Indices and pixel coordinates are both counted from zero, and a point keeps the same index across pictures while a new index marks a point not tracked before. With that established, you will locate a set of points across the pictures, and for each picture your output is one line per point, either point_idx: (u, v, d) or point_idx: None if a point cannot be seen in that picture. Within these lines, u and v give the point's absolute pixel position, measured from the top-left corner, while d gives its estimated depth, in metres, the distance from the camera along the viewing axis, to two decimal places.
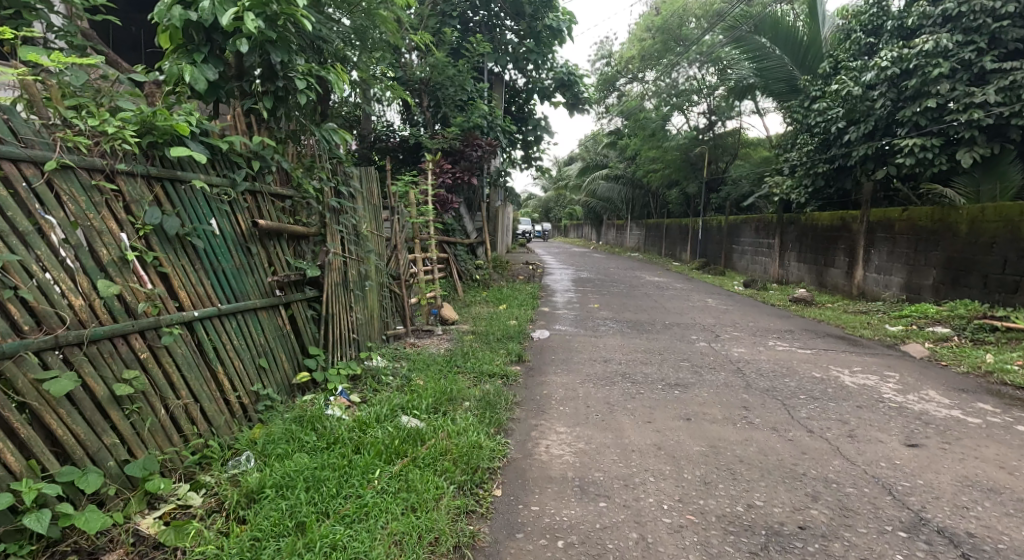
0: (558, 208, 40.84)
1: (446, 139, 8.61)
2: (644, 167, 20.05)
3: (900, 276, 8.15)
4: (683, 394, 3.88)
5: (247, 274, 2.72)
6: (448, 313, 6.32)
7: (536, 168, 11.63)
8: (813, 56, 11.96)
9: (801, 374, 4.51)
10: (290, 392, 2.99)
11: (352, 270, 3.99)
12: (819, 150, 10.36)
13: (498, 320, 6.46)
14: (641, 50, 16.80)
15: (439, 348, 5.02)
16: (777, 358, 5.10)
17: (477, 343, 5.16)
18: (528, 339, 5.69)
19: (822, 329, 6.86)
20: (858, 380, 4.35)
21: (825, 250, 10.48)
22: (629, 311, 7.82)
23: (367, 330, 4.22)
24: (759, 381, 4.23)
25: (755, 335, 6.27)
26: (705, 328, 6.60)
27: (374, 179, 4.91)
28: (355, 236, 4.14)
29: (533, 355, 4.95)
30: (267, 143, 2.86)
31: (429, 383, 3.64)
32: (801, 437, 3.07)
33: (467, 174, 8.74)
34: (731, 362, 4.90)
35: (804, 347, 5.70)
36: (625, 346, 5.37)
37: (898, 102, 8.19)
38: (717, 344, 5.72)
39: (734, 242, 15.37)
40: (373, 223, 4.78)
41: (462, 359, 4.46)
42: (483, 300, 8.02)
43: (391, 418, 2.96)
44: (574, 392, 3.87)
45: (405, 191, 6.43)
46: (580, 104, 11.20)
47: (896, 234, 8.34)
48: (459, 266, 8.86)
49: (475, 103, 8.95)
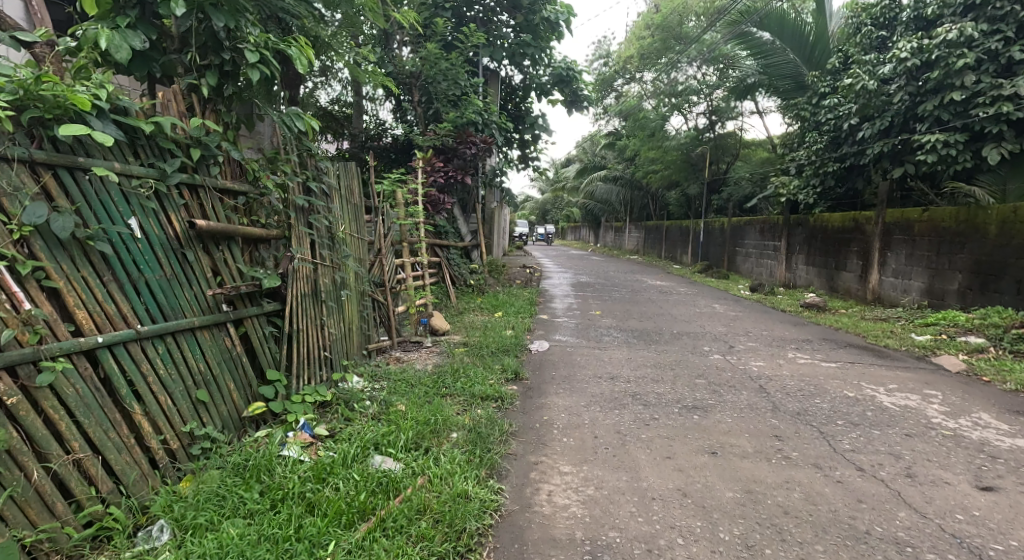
0: (556, 210, 40.37)
1: (438, 136, 8.13)
2: (643, 168, 19.60)
3: (920, 281, 7.70)
4: (704, 420, 3.39)
5: (182, 287, 2.21)
6: (439, 323, 5.87)
7: (533, 168, 11.17)
8: (821, 53, 11.48)
9: (832, 393, 4.03)
10: (240, 428, 2.50)
11: (324, 277, 3.49)
12: (829, 148, 9.90)
13: (493, 330, 5.96)
14: (639, 49, 16.21)
15: (428, 364, 4.52)
16: (801, 374, 4.61)
17: (470, 358, 4.67)
18: (526, 351, 5.20)
19: (841, 338, 6.39)
20: (898, 401, 3.87)
21: (836, 252, 10.02)
22: (633, 318, 7.34)
23: (343, 346, 3.72)
24: (788, 403, 3.74)
25: (772, 346, 5.78)
26: (716, 338, 6.11)
27: (355, 176, 4.43)
28: (329, 239, 3.64)
29: (532, 371, 4.46)
30: (210, 128, 2.36)
31: (413, 410, 3.15)
32: (852, 478, 2.58)
33: (461, 172, 8.26)
34: (752, 378, 4.41)
35: (827, 360, 5.22)
36: (633, 360, 4.88)
37: (916, 97, 7.77)
38: (732, 356, 5.24)
39: (738, 244, 14.89)
40: (352, 224, 4.29)
41: (452, 378, 3.96)
42: (477, 307, 7.54)
43: (362, 459, 2.48)
44: (578, 418, 3.38)
45: (392, 190, 5.94)
46: (579, 101, 10.73)
47: (915, 236, 7.89)
48: (452, 271, 8.38)
49: (468, 98, 8.48)
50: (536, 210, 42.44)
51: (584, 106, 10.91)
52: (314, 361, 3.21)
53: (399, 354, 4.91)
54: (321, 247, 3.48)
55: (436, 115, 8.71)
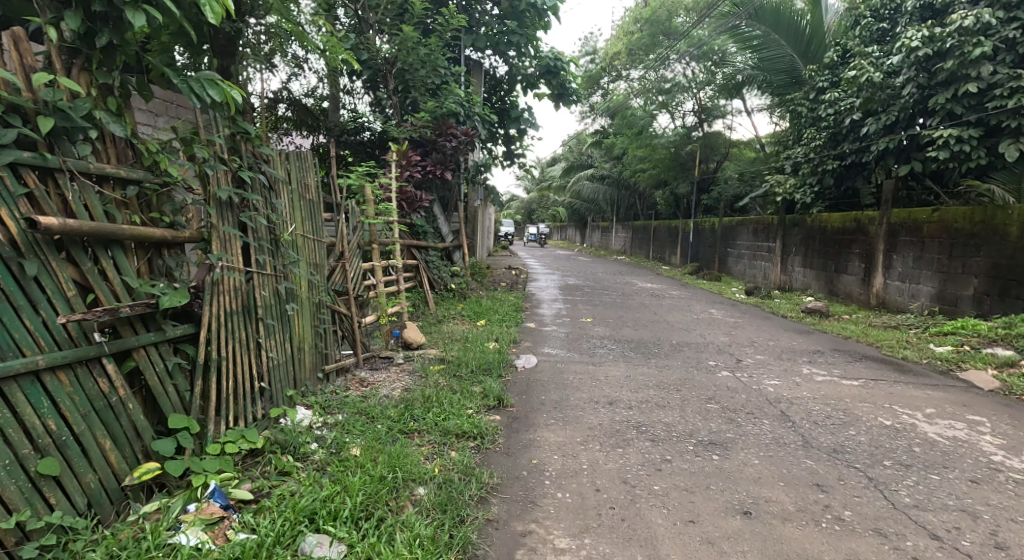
0: (541, 211, 39.68)
1: (415, 127, 7.48)
2: (631, 167, 19.10)
3: (930, 285, 7.25)
4: (726, 462, 2.81)
5: (15, 310, 1.64)
6: (412, 336, 5.19)
7: (519, 164, 10.57)
8: (817, 48, 10.99)
9: (867, 421, 3.46)
10: (122, 500, 1.88)
11: (263, 290, 2.84)
12: (828, 145, 9.45)
13: (474, 343, 5.33)
14: (627, 44, 15.71)
15: (395, 387, 3.87)
16: (824, 395, 4.06)
17: (446, 379, 4.03)
18: (511, 369, 4.56)
19: (854, 349, 5.88)
20: (942, 431, 3.32)
21: (836, 254, 9.56)
22: (628, 326, 6.78)
23: (287, 373, 3.05)
24: (820, 437, 3.18)
25: (783, 361, 5.23)
26: (720, 350, 5.55)
27: (312, 166, 3.81)
28: (272, 243, 3.00)
29: (517, 395, 3.84)
30: (66, 88, 1.73)
31: (371, 459, 2.51)
32: (930, 553, 2.03)
33: (440, 166, 7.62)
34: (770, 402, 3.84)
35: (847, 377, 4.67)
36: (631, 380, 4.30)
37: (926, 89, 7.27)
38: (742, 373, 4.67)
39: (729, 245, 14.45)
40: (305, 223, 3.62)
41: (421, 408, 3.32)
42: (458, 314, 6.91)
43: (288, 543, 1.85)
44: (574, 462, 2.78)
45: (359, 185, 5.29)
46: (566, 94, 10.16)
47: (923, 238, 7.44)
48: (431, 275, 7.73)
49: (448, 87, 7.85)
50: (521, 211, 41.71)
51: (572, 101, 10.34)
52: (248, 395, 2.55)
53: (362, 374, 4.25)
54: (259, 251, 2.84)
55: (412, 104, 8.17)
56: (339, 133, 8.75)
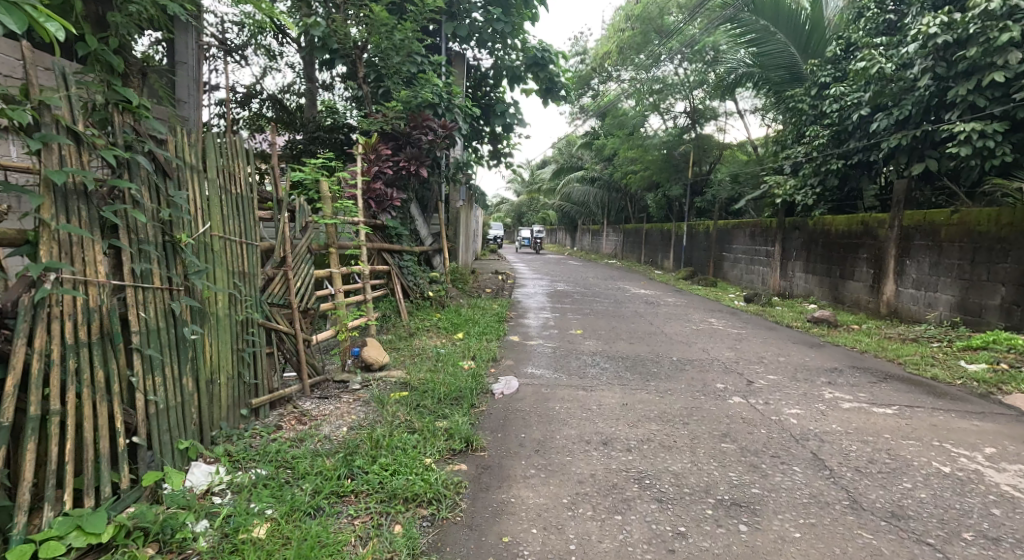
0: (531, 214, 38.92)
1: (387, 118, 6.78)
2: (623, 169, 18.51)
3: (950, 293, 6.67)
4: (758, 537, 2.15)
5: None
6: (374, 354, 4.43)
7: (506, 164, 10.00)
8: (817, 43, 10.38)
9: (922, 467, 2.82)
10: None
11: (146, 309, 2.14)
12: (832, 143, 8.89)
13: (445, 362, 4.62)
14: (617, 43, 15.17)
15: (341, 425, 3.16)
16: (858, 428, 3.40)
17: (405, 413, 3.32)
18: (486, 396, 3.87)
19: (874, 366, 5.25)
20: (1017, 482, 2.67)
21: (841, 259, 8.97)
22: (621, 339, 6.10)
23: (184, 418, 2.32)
24: (871, 493, 2.52)
25: (799, 382, 4.59)
26: (727, 370, 4.89)
27: (239, 153, 3.13)
28: (166, 246, 2.31)
29: (491, 434, 3.15)
30: None
31: (273, 555, 1.82)
32: None
33: (415, 162, 6.81)
34: (797, 440, 3.18)
35: (877, 403, 4.02)
36: (628, 411, 3.62)
37: (944, 81, 6.75)
38: (755, 399, 4.01)
39: (725, 249, 13.87)
40: (224, 221, 2.91)
41: (363, 457, 2.60)
42: (433, 326, 6.21)
43: None
44: (558, 540, 2.10)
45: (313, 179, 4.58)
46: (554, 89, 9.48)
47: (941, 242, 6.86)
48: (405, 282, 7.01)
49: (425, 76, 7.18)
50: (511, 214, 40.88)
51: (560, 96, 9.66)
52: (101, 460, 1.84)
53: (306, 406, 3.53)
54: (140, 257, 2.14)
55: (386, 94, 7.49)
56: (320, 132, 8.17)
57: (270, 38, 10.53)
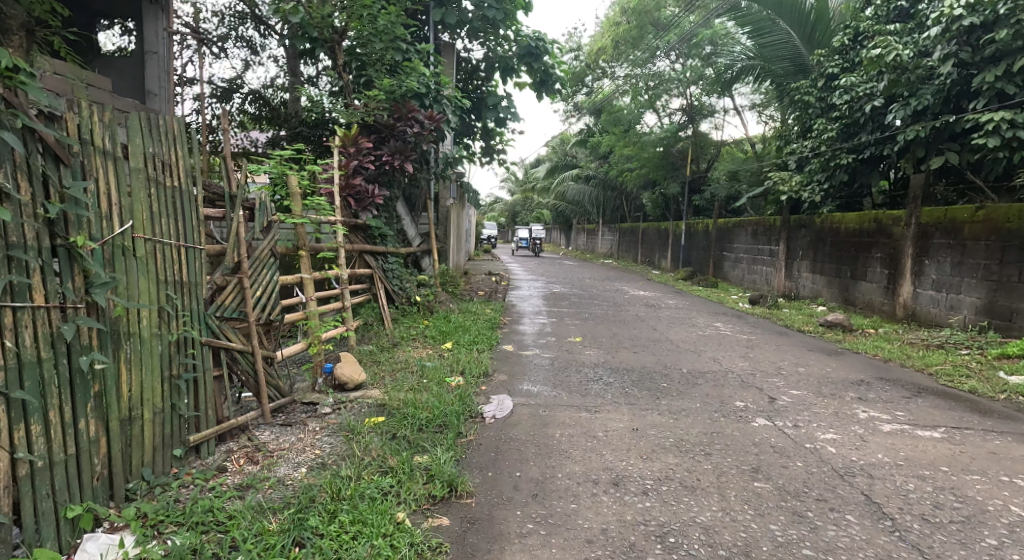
0: (526, 214, 38.37)
1: (368, 108, 6.24)
2: (619, 167, 18.03)
3: (975, 295, 6.23)
4: None
5: None
6: (348, 372, 3.89)
7: (499, 161, 9.51)
8: (822, 34, 9.77)
9: (1001, 514, 2.33)
10: None
11: (18, 339, 1.68)
12: (841, 138, 8.46)
13: (429, 379, 4.10)
14: (612, 37, 14.67)
15: (301, 463, 2.63)
16: (908, 459, 2.92)
17: (378, 448, 2.79)
18: (475, 422, 3.36)
19: (903, 378, 4.77)
20: None
21: (852, 258, 8.52)
22: (625, 348, 5.60)
23: (81, 472, 1.87)
24: (950, 555, 2.04)
25: (827, 398, 4.10)
26: (744, 384, 4.41)
27: (175, 137, 2.63)
28: (57, 252, 1.83)
29: (479, 474, 2.65)
30: None
31: None
32: None
33: (399, 156, 6.29)
34: (842, 477, 2.70)
35: (921, 425, 3.53)
36: (640, 439, 3.12)
37: (967, 67, 6.29)
38: (783, 422, 3.52)
39: (725, 249, 13.41)
40: (152, 220, 2.40)
41: (318, 514, 2.10)
42: (419, 335, 5.70)
43: None
44: None
45: (281, 173, 4.05)
46: (550, 82, 8.95)
47: (963, 240, 6.41)
48: (389, 286, 6.49)
49: (410, 63, 6.66)
50: (505, 213, 40.31)
51: (555, 89, 9.14)
52: None
53: (264, 437, 2.99)
54: (10, 267, 1.69)
55: (367, 84, 6.95)
56: (302, 128, 7.81)
57: (250, 29, 9.99)
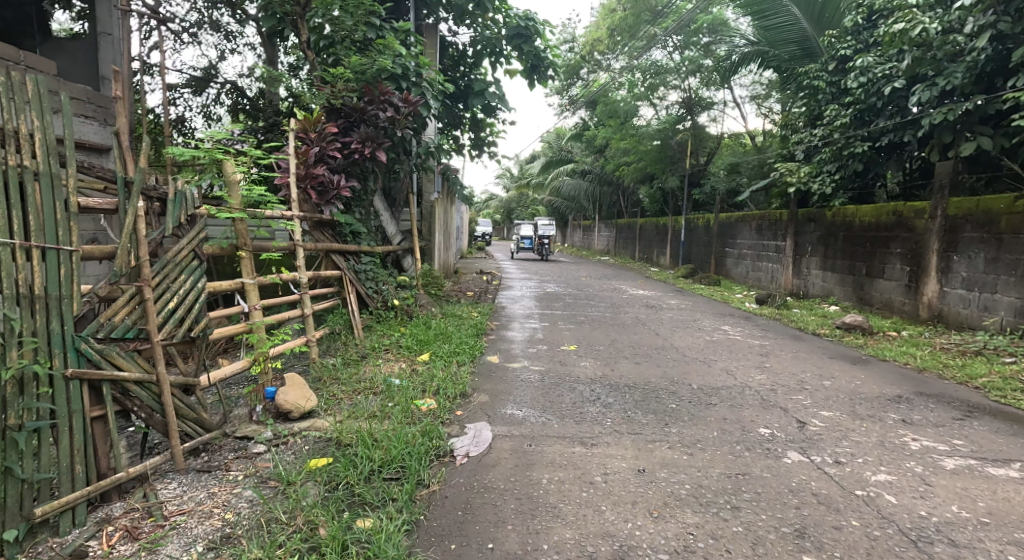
0: (521, 210, 37.71)
1: (335, 90, 5.55)
2: (615, 162, 17.35)
3: (1015, 294, 5.62)
4: None
5: None
6: (292, 397, 3.19)
7: (489, 155, 8.82)
8: (832, 14, 8.81)
9: None
10: None
11: None
12: (857, 124, 7.79)
13: (394, 402, 3.42)
14: (607, 26, 13.98)
15: (192, 541, 2.00)
16: (993, 515, 2.28)
17: (313, 509, 2.13)
18: (443, 463, 2.69)
19: (947, 394, 4.12)
20: None
21: (869, 253, 7.86)
22: (624, 359, 4.94)
23: None
24: None
25: (865, 422, 3.44)
26: (765, 404, 3.75)
27: (28, 99, 1.96)
28: None
29: (442, 548, 2.00)
30: None
31: None
32: None
33: (370, 143, 5.58)
34: (915, 546, 2.07)
35: (990, 458, 2.89)
36: (647, 488, 2.46)
37: (1004, 41, 5.68)
38: (820, 456, 2.88)
39: (728, 245, 12.75)
40: None
41: None
42: (392, 344, 5.03)
43: None
44: None
45: (214, 158, 3.36)
46: (541, 65, 8.21)
47: (998, 234, 5.80)
48: (363, 290, 5.81)
49: (382, 41, 5.94)
50: (500, 210, 39.69)
51: (547, 75, 8.44)
52: None
53: (168, 494, 2.32)
54: None
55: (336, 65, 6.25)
56: (275, 118, 7.22)
57: (224, 14, 9.22)
